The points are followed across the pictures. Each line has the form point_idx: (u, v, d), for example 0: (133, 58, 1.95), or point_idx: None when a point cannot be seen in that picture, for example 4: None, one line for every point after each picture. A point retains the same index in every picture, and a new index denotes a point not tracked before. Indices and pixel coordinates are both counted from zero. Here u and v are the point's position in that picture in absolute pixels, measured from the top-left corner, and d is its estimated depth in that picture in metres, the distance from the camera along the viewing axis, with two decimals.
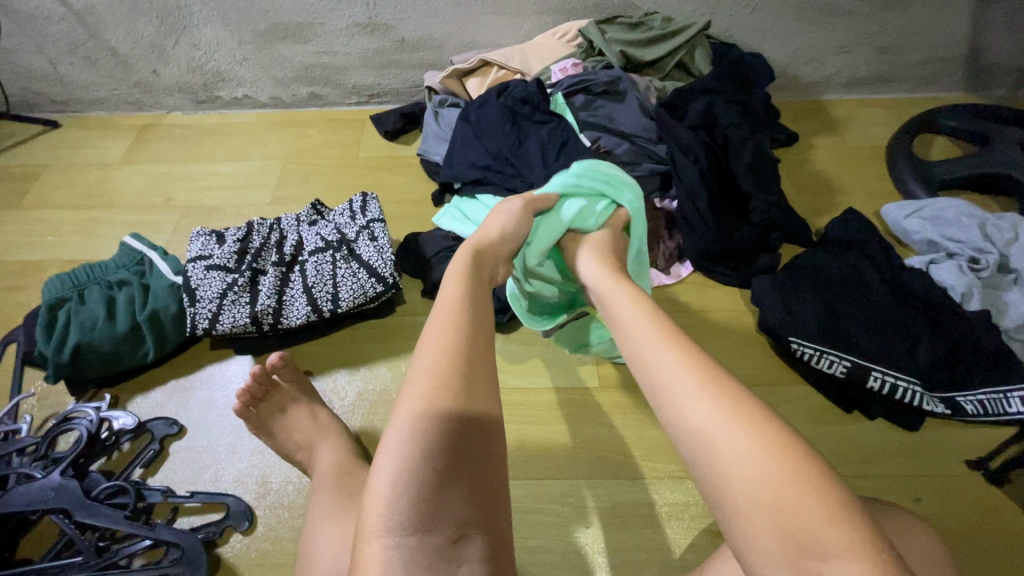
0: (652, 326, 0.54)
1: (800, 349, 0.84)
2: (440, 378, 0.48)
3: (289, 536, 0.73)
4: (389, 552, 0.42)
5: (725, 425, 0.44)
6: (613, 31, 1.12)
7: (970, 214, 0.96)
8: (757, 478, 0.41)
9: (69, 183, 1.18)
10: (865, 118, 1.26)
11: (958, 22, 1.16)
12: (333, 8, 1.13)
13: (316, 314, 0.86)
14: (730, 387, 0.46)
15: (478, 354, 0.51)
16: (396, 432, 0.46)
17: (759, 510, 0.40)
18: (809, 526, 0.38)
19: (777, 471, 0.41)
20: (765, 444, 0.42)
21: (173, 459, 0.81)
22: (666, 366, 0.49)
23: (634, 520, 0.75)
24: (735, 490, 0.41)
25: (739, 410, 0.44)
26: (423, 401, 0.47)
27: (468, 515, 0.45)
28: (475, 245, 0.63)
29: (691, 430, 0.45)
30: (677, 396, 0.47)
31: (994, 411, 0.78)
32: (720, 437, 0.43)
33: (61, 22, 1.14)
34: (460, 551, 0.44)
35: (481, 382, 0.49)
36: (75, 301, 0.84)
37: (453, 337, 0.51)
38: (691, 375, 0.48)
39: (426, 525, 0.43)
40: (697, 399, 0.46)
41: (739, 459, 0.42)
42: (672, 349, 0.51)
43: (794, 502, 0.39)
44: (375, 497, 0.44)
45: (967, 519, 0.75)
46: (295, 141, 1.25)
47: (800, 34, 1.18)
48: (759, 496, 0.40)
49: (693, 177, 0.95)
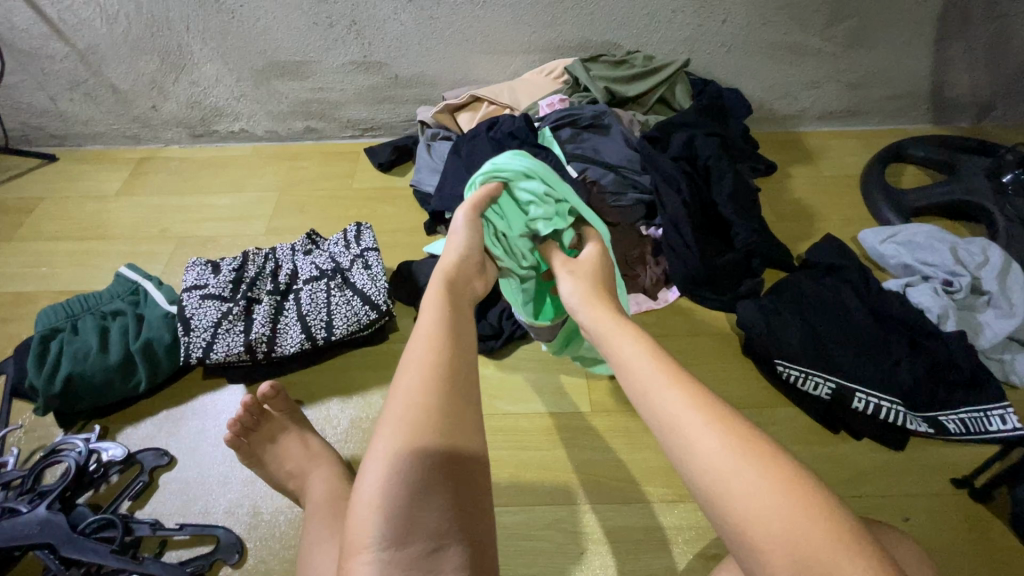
0: (656, 362, 0.53)
1: (787, 371, 0.87)
2: (420, 396, 0.48)
3: (280, 568, 0.72)
4: (371, 565, 0.43)
5: (734, 463, 0.43)
6: (598, 69, 1.17)
7: (942, 238, 1.00)
8: (766, 511, 0.41)
9: (65, 215, 1.19)
10: (839, 148, 1.32)
11: (921, 59, 1.23)
12: (329, 47, 1.17)
13: (310, 342, 0.87)
14: (735, 421, 0.47)
15: (461, 372, 0.51)
16: (377, 449, 0.47)
17: (778, 545, 0.40)
18: (822, 555, 0.38)
19: (791, 506, 0.41)
20: (775, 479, 0.42)
21: (162, 491, 0.80)
22: (679, 403, 0.49)
23: (628, 544, 0.75)
24: (751, 525, 0.41)
25: (747, 443, 0.44)
26: (402, 419, 0.47)
27: (446, 524, 0.46)
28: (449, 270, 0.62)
29: (705, 469, 0.44)
30: (684, 432, 0.47)
31: (976, 429, 0.81)
32: (727, 473, 0.43)
33: (64, 61, 1.18)
34: (438, 560, 0.44)
35: (459, 400, 0.50)
36: (68, 332, 0.84)
37: (431, 356, 0.51)
38: (699, 408, 0.48)
39: (403, 535, 0.44)
40: (712, 436, 0.45)
41: (749, 495, 0.42)
42: (676, 380, 0.51)
43: (808, 533, 0.39)
44: (358, 513, 0.45)
45: (955, 538, 0.76)
46: (291, 173, 1.28)
47: (774, 71, 1.25)
48: (772, 530, 0.40)
49: (677, 205, 0.98)
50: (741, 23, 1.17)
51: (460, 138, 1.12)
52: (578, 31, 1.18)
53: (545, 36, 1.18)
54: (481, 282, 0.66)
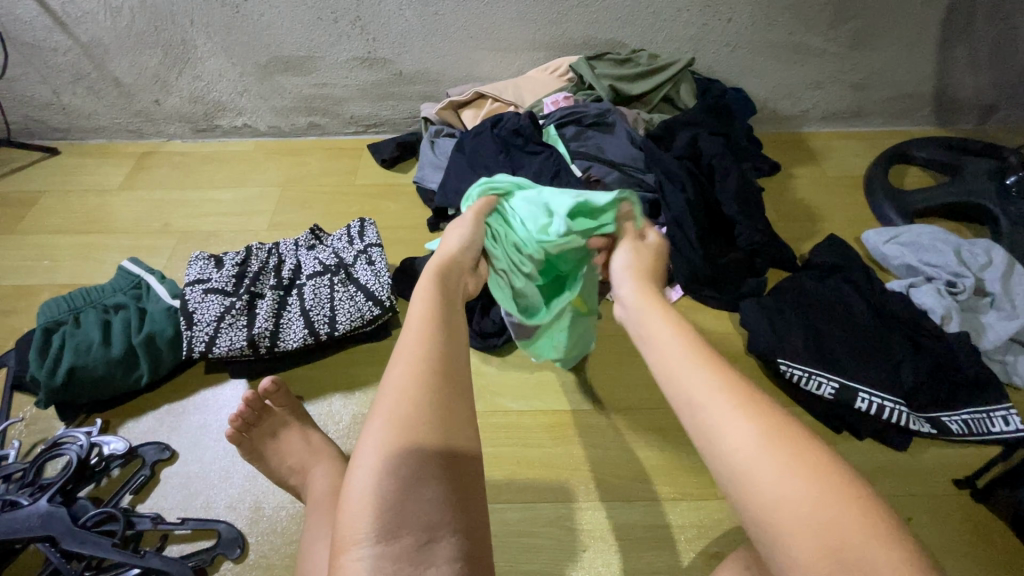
0: (687, 347, 0.54)
1: (790, 370, 0.86)
2: (411, 390, 0.48)
3: (282, 563, 0.72)
4: (360, 563, 0.42)
5: (762, 447, 0.44)
6: (602, 67, 1.17)
7: (945, 239, 1.00)
8: (794, 496, 0.41)
9: (67, 209, 1.19)
10: (842, 149, 1.32)
11: (925, 60, 1.23)
12: (333, 43, 1.17)
13: (313, 337, 0.87)
14: (763, 406, 0.47)
15: (451, 367, 0.51)
16: (366, 444, 0.46)
17: (803, 528, 0.39)
18: (853, 540, 0.38)
19: (820, 491, 0.41)
20: (803, 463, 0.42)
21: (164, 485, 0.79)
22: (706, 387, 0.49)
23: (631, 542, 0.75)
24: (776, 509, 0.41)
25: (773, 427, 0.45)
26: (390, 413, 0.47)
27: (439, 517, 0.45)
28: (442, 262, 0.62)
29: (732, 452, 0.45)
30: (712, 416, 0.47)
31: (978, 430, 0.82)
32: (754, 459, 0.44)
33: (67, 53, 1.17)
34: (429, 552, 0.43)
35: (449, 394, 0.49)
36: (70, 324, 0.84)
37: (422, 349, 0.51)
38: (725, 393, 0.48)
39: (393, 530, 0.43)
40: (738, 420, 0.46)
41: (773, 481, 0.42)
42: (705, 365, 0.52)
43: (837, 517, 0.39)
44: (349, 507, 0.44)
45: (957, 538, 0.76)
46: (293, 169, 1.28)
47: (778, 71, 1.25)
48: (800, 514, 0.40)
49: (681, 205, 0.98)
50: (746, 22, 1.16)
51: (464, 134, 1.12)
52: (582, 29, 1.17)
53: (550, 34, 1.18)
54: (473, 282, 0.66)
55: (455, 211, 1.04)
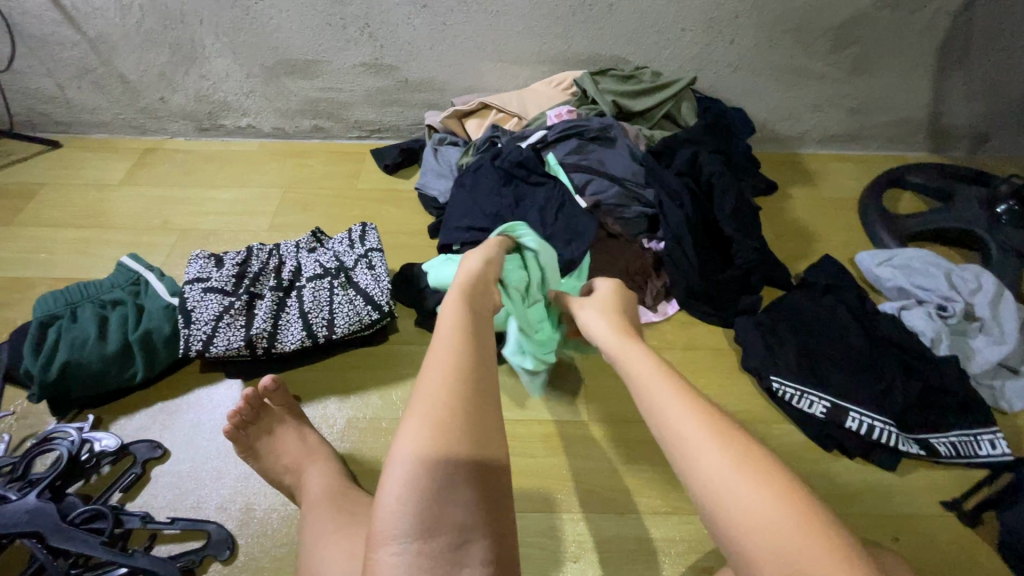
0: (661, 378, 0.53)
1: (782, 389, 0.87)
2: (444, 396, 0.48)
3: (270, 566, 0.72)
4: (397, 559, 0.43)
5: (734, 475, 0.44)
6: (606, 82, 1.18)
7: (936, 263, 1.02)
8: (771, 525, 0.41)
9: (66, 202, 1.18)
10: (838, 171, 1.34)
11: (920, 88, 1.26)
12: (341, 48, 1.19)
13: (311, 339, 0.87)
14: (744, 440, 0.47)
15: (482, 373, 0.51)
16: (400, 447, 0.46)
17: (771, 559, 0.40)
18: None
19: (795, 522, 0.40)
20: (778, 494, 0.42)
21: (155, 484, 0.79)
22: (680, 416, 0.49)
23: (621, 555, 0.75)
24: (744, 537, 0.41)
25: (746, 454, 0.45)
26: (428, 418, 0.47)
27: (471, 521, 0.46)
28: (466, 284, 0.62)
29: (703, 481, 0.45)
30: (691, 446, 0.47)
31: (966, 453, 0.83)
32: (725, 488, 0.44)
33: (74, 48, 1.18)
34: (463, 555, 0.45)
35: (481, 402, 0.49)
36: (67, 319, 0.84)
37: (453, 357, 0.51)
38: (699, 421, 0.48)
39: (429, 529, 0.44)
40: (711, 449, 0.46)
41: (751, 509, 0.42)
42: (681, 394, 0.51)
43: (804, 547, 0.39)
44: (384, 506, 0.45)
45: (943, 559, 0.77)
46: (296, 171, 1.28)
47: (778, 93, 1.27)
48: (764, 543, 0.40)
49: (679, 219, 0.99)
50: (748, 45, 1.19)
51: (466, 168, 1.11)
52: (588, 44, 1.19)
53: (556, 47, 1.20)
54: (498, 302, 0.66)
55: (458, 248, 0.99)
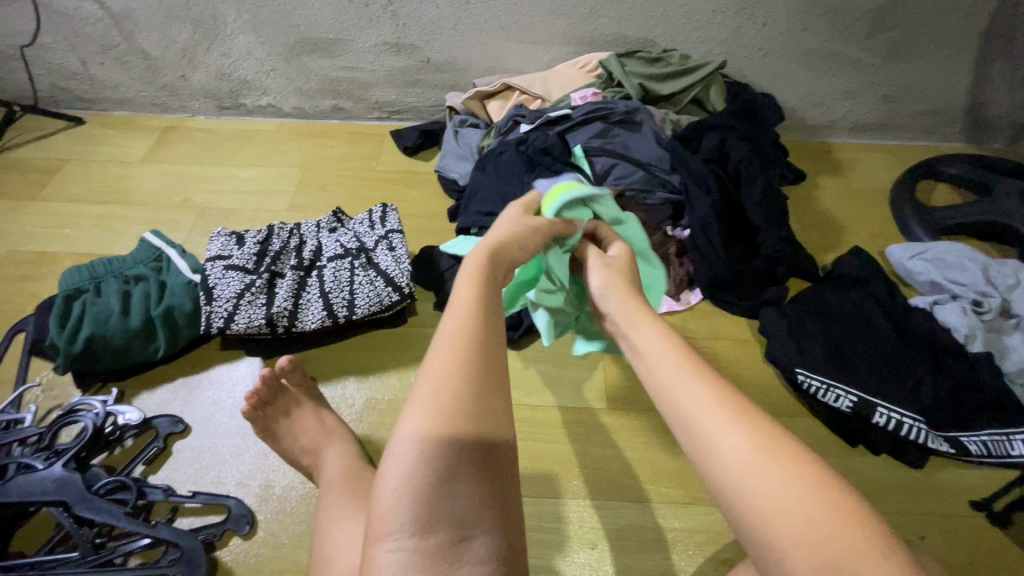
0: (682, 359, 0.54)
1: (807, 381, 0.85)
2: (449, 381, 0.47)
3: (290, 542, 0.72)
4: (393, 555, 0.43)
5: (759, 462, 0.44)
6: (632, 64, 1.15)
7: (973, 258, 0.98)
8: (787, 508, 0.41)
9: (89, 178, 1.19)
10: (870, 161, 1.30)
11: (961, 76, 1.21)
12: (363, 27, 1.17)
13: (331, 319, 0.87)
14: (766, 424, 0.47)
15: (489, 357, 0.49)
16: (401, 437, 0.46)
17: (799, 547, 0.40)
18: (841, 558, 0.38)
19: (817, 506, 0.41)
20: (798, 477, 0.43)
21: (176, 457, 0.80)
22: (701, 396, 0.49)
23: (638, 544, 0.75)
24: (770, 525, 0.42)
25: (771, 441, 0.45)
26: (430, 404, 0.46)
27: (472, 517, 0.45)
28: (490, 244, 0.58)
29: (727, 466, 0.45)
30: (708, 431, 0.47)
31: (997, 453, 0.80)
32: (753, 474, 0.44)
33: (97, 24, 1.18)
34: (463, 551, 0.44)
35: (488, 386, 0.48)
36: (91, 293, 0.84)
37: (460, 338, 0.49)
38: (721, 405, 0.48)
39: (426, 526, 0.43)
40: (736, 433, 0.46)
41: (778, 493, 0.42)
42: (704, 377, 0.51)
43: (834, 537, 0.39)
44: (381, 500, 0.45)
45: (971, 559, 0.75)
46: (315, 151, 1.28)
47: (810, 79, 1.23)
48: (793, 532, 0.40)
49: (706, 207, 0.97)
50: (782, 28, 1.15)
51: (487, 152, 1.09)
52: (614, 25, 1.16)
53: (581, 28, 1.17)
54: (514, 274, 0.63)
55: (478, 230, 0.98)
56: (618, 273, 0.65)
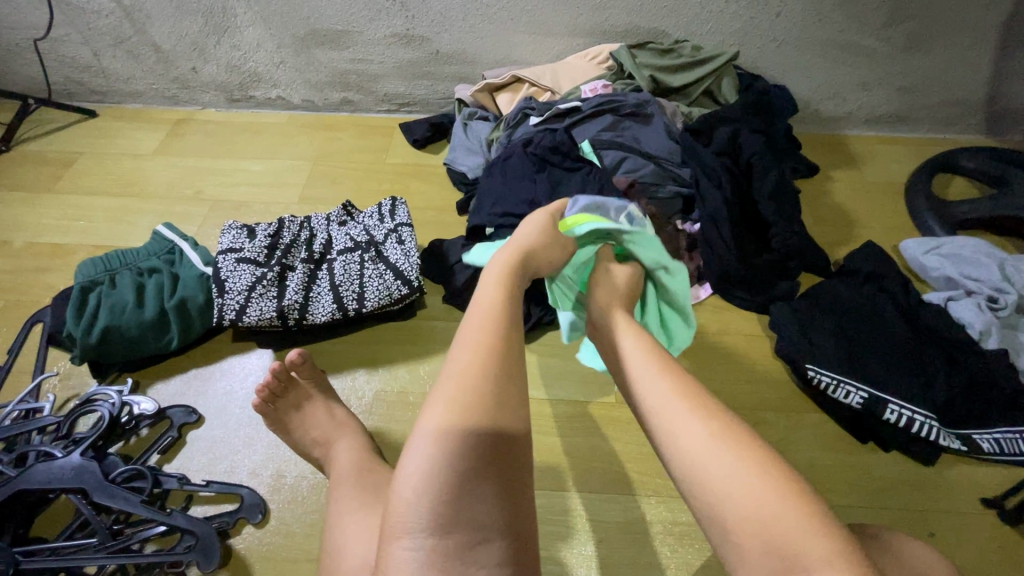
0: (651, 357, 0.57)
1: (817, 377, 0.84)
2: (473, 380, 0.48)
3: (301, 531, 0.74)
4: (411, 553, 0.43)
5: (712, 448, 0.46)
6: (643, 56, 1.14)
7: (989, 253, 0.97)
8: (738, 491, 0.44)
9: (102, 171, 1.20)
10: (884, 154, 1.28)
11: (980, 66, 1.19)
12: (372, 18, 1.16)
13: (341, 312, 0.87)
14: (722, 414, 0.49)
15: (512, 362, 0.51)
16: (421, 433, 0.46)
17: (749, 529, 0.42)
18: (790, 540, 0.40)
19: (763, 491, 0.43)
20: (749, 462, 0.45)
21: (190, 447, 0.81)
22: (663, 391, 0.53)
23: (645, 537, 0.75)
24: (722, 506, 0.44)
25: (726, 429, 0.48)
26: (454, 403, 0.46)
27: (490, 519, 0.45)
28: (519, 253, 0.60)
29: (682, 453, 0.48)
30: (668, 420, 0.50)
31: (1011, 451, 0.79)
32: (706, 459, 0.46)
33: (109, 16, 1.18)
34: (479, 553, 0.44)
35: (509, 388, 0.49)
36: (106, 285, 0.85)
37: (486, 341, 0.51)
38: (683, 398, 0.51)
39: (444, 526, 0.44)
40: (693, 422, 0.49)
41: (729, 477, 0.44)
42: (669, 374, 0.54)
43: (778, 518, 0.41)
44: (399, 498, 0.45)
45: (981, 557, 0.75)
46: (325, 144, 1.28)
47: (824, 70, 1.21)
48: (745, 514, 0.43)
49: (717, 201, 0.97)
50: (796, 18, 1.13)
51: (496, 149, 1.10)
52: (625, 16, 1.15)
53: (592, 20, 1.16)
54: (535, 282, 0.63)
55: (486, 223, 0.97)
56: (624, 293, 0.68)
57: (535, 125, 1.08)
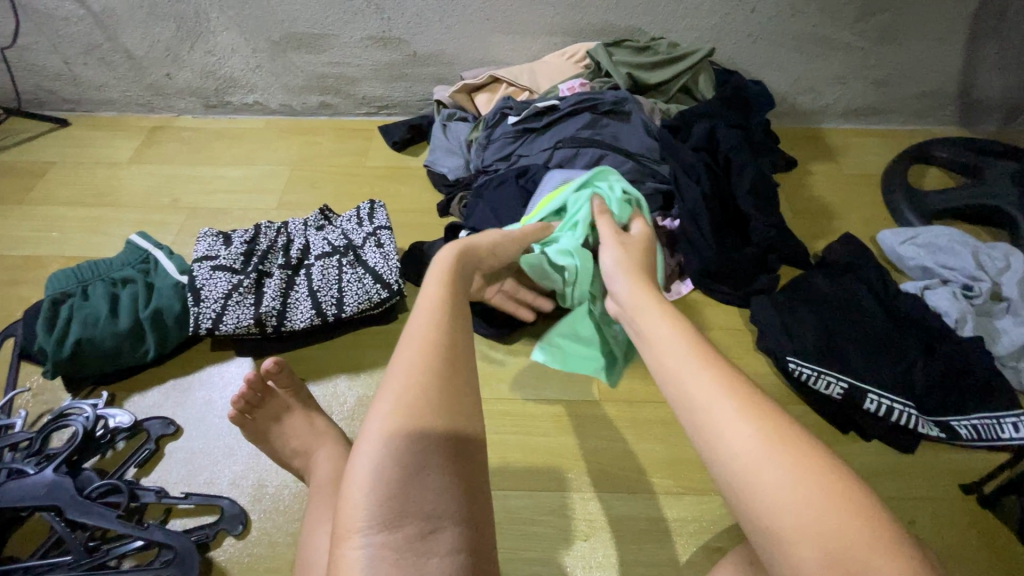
0: (684, 346, 0.50)
1: (799, 369, 0.85)
2: (416, 376, 0.47)
3: (284, 541, 0.73)
4: (361, 551, 0.42)
5: (765, 454, 0.40)
6: (620, 54, 1.14)
7: (964, 242, 0.98)
8: (798, 504, 0.38)
9: (75, 181, 1.18)
10: (862, 147, 1.29)
11: (952, 58, 1.20)
12: (347, 21, 1.15)
13: (320, 317, 0.86)
14: (772, 414, 0.43)
15: (457, 355, 0.50)
16: (370, 431, 0.46)
17: (808, 546, 0.37)
18: (853, 557, 0.35)
19: (824, 503, 0.37)
20: (802, 468, 0.39)
21: (168, 460, 0.80)
22: (706, 388, 0.45)
23: (631, 535, 0.75)
24: (779, 518, 0.38)
25: (777, 433, 0.41)
26: (397, 401, 0.46)
27: (439, 508, 0.44)
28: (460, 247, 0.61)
29: (732, 460, 0.41)
30: (713, 420, 0.43)
31: (988, 436, 0.81)
32: (761, 468, 0.40)
33: (79, 23, 1.16)
34: (432, 543, 0.43)
35: (457, 382, 0.48)
36: (79, 296, 0.84)
37: (429, 335, 0.50)
38: (728, 396, 0.44)
39: (393, 520, 0.43)
40: (742, 425, 0.42)
41: (782, 486, 0.39)
42: (709, 367, 0.47)
43: (842, 532, 0.36)
44: (348, 496, 0.44)
45: (962, 544, 0.75)
46: (304, 148, 1.27)
47: (800, 65, 1.22)
48: (801, 527, 0.37)
49: (695, 197, 0.97)
50: (770, 13, 1.14)
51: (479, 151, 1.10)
52: (601, 15, 1.15)
53: (568, 19, 1.16)
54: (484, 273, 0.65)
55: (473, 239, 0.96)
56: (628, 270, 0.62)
57: (512, 124, 1.07)
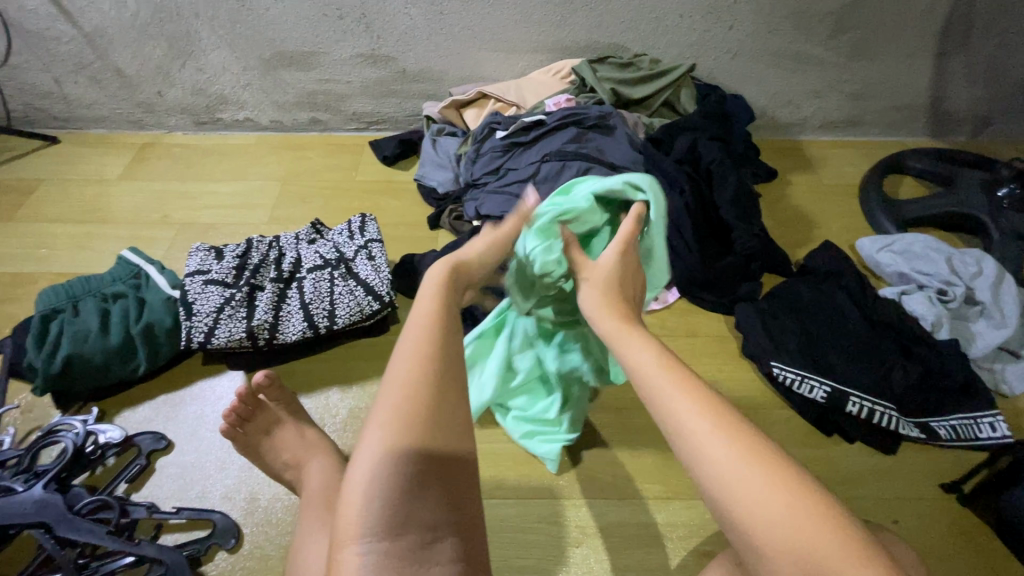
0: (661, 368, 0.52)
1: (782, 374, 0.87)
2: (413, 389, 0.48)
3: (276, 554, 0.73)
4: (361, 559, 0.43)
5: (740, 469, 0.43)
6: (604, 70, 1.18)
7: (937, 248, 1.02)
8: (773, 516, 0.41)
9: (64, 198, 1.18)
10: (839, 158, 1.33)
11: (921, 73, 1.26)
12: (337, 39, 1.18)
13: (312, 330, 0.87)
14: (745, 430, 0.46)
15: (454, 369, 0.51)
16: (366, 444, 0.46)
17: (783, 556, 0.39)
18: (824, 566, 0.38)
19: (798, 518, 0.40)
20: (776, 481, 0.42)
21: (159, 475, 0.79)
22: (684, 408, 0.48)
23: (622, 540, 0.76)
24: (755, 529, 0.41)
25: (751, 449, 0.44)
26: (394, 412, 0.47)
27: (439, 517, 0.46)
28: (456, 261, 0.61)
29: (710, 476, 0.44)
30: (692, 438, 0.46)
31: (966, 436, 0.83)
32: (733, 481, 0.43)
33: (71, 42, 1.18)
34: (433, 553, 0.44)
35: (451, 395, 0.49)
36: (69, 312, 0.84)
37: (424, 348, 0.51)
38: (703, 414, 0.47)
39: (394, 528, 0.44)
40: (717, 442, 0.45)
41: (758, 499, 0.42)
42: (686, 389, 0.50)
43: (815, 543, 0.39)
44: (347, 506, 0.45)
45: (944, 541, 0.77)
46: (294, 163, 1.28)
47: (777, 79, 1.27)
48: (776, 540, 0.40)
49: (678, 208, 1.00)
50: (748, 31, 1.18)
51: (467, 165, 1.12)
52: (585, 33, 1.19)
53: (553, 36, 1.19)
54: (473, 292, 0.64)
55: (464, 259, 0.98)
56: (609, 291, 0.62)
57: (500, 138, 1.09)
